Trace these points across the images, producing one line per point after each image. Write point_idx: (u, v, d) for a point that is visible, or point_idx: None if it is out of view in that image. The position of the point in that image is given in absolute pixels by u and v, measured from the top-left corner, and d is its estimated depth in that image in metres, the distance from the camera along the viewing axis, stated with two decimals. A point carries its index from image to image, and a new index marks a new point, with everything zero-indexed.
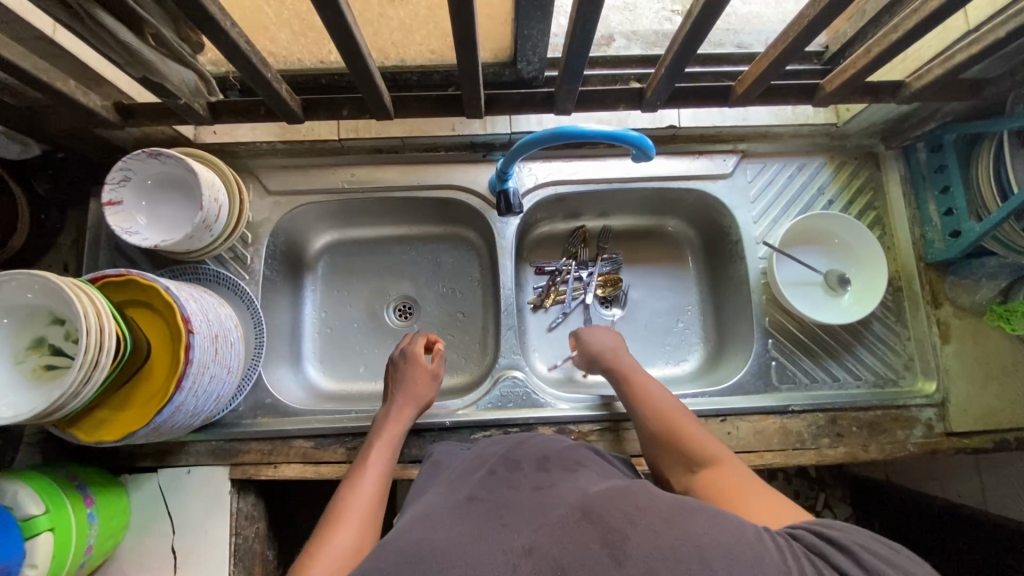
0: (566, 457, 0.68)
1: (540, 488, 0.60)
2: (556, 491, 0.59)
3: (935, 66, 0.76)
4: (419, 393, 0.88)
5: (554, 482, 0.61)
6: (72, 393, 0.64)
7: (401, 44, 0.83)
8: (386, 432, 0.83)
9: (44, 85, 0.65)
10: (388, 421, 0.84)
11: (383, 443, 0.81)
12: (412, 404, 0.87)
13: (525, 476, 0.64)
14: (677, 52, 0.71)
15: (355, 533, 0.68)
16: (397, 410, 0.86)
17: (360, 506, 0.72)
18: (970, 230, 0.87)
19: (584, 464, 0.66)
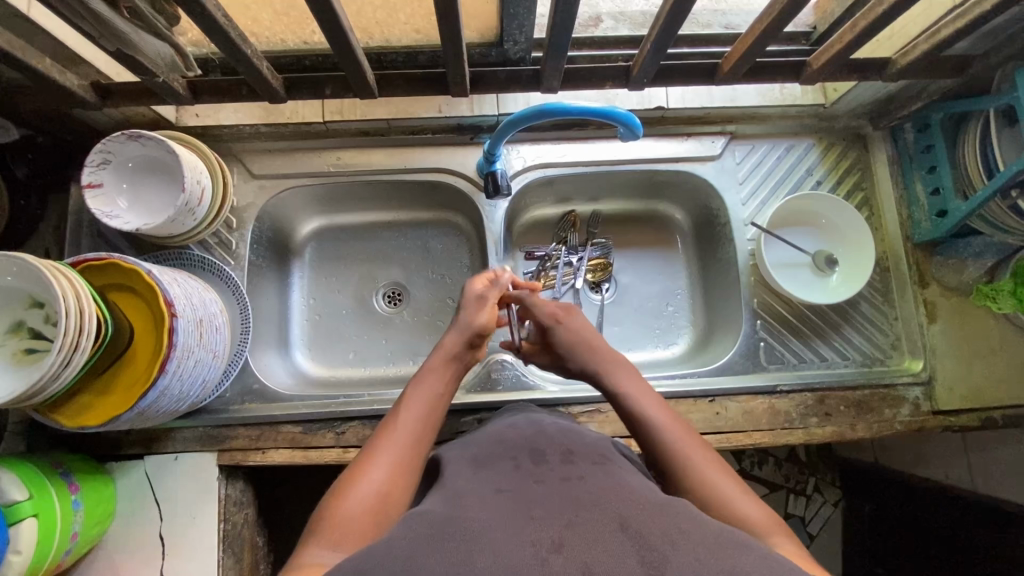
0: (554, 435, 0.68)
1: (528, 467, 0.60)
2: (543, 469, 0.59)
3: (922, 42, 0.76)
4: (473, 319, 0.80)
5: (541, 460, 0.61)
6: (52, 376, 0.63)
7: (385, 24, 0.82)
8: (436, 360, 0.75)
9: (18, 62, 0.63)
10: (440, 349, 0.76)
11: (432, 370, 0.73)
12: (466, 330, 0.78)
13: (513, 455, 0.63)
14: (662, 28, 0.70)
15: (397, 459, 0.61)
16: (449, 338, 0.77)
17: (404, 432, 0.65)
18: (957, 210, 0.87)
19: (571, 441, 0.66)
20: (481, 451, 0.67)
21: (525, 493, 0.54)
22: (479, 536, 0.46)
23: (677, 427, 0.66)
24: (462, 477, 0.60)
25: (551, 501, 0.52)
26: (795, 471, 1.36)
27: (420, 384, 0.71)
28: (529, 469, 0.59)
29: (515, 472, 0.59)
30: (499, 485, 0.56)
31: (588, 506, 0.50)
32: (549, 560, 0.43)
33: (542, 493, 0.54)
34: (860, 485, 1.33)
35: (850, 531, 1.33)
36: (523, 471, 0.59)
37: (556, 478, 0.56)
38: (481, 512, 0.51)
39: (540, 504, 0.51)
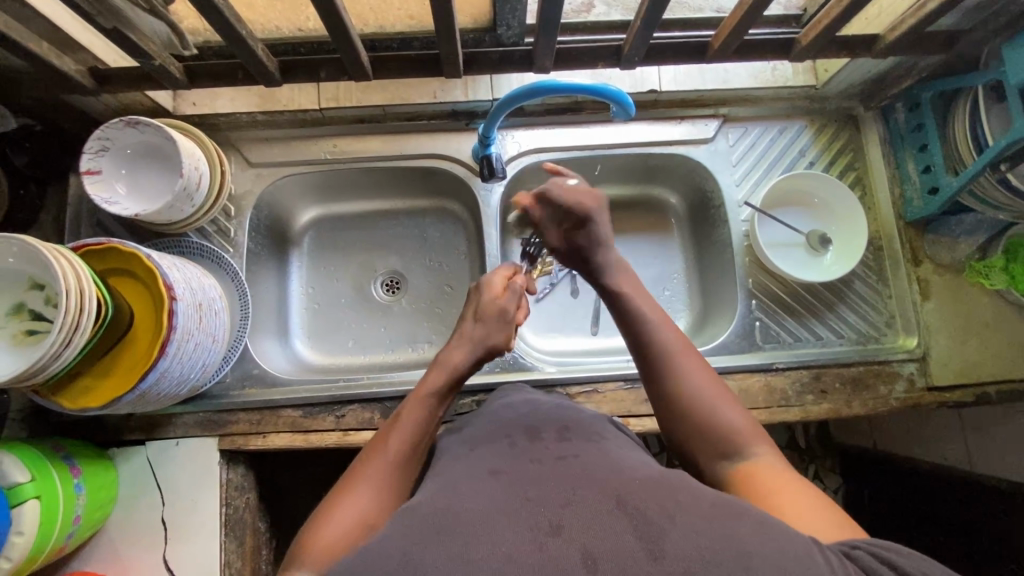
0: (551, 410, 0.68)
1: (524, 440, 0.60)
2: (538, 442, 0.59)
3: (909, 16, 0.77)
4: (486, 336, 0.75)
5: (536, 433, 0.62)
6: (53, 355, 0.64)
7: (379, 10, 0.83)
8: (434, 376, 0.69)
9: (16, 45, 0.64)
10: (439, 364, 0.70)
11: (428, 390, 0.67)
12: (472, 348, 0.73)
13: (509, 429, 0.64)
14: (652, 5, 0.71)
15: (384, 484, 0.58)
16: (451, 353, 0.72)
17: (393, 456, 0.61)
18: (948, 186, 0.88)
19: (568, 415, 0.67)
20: (478, 427, 0.68)
21: (521, 463, 0.54)
22: (475, 513, 0.46)
23: (676, 338, 0.66)
24: (462, 456, 0.60)
25: (546, 469, 0.52)
26: (796, 460, 1.38)
27: (415, 404, 0.66)
28: (525, 441, 0.60)
29: (511, 445, 0.60)
30: (496, 457, 0.57)
31: (583, 472, 0.51)
32: (547, 543, 0.42)
33: (537, 462, 0.54)
34: (859, 470, 1.34)
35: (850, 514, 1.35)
36: (519, 445, 0.59)
37: (552, 448, 0.57)
38: (478, 484, 0.51)
39: (536, 472, 0.52)
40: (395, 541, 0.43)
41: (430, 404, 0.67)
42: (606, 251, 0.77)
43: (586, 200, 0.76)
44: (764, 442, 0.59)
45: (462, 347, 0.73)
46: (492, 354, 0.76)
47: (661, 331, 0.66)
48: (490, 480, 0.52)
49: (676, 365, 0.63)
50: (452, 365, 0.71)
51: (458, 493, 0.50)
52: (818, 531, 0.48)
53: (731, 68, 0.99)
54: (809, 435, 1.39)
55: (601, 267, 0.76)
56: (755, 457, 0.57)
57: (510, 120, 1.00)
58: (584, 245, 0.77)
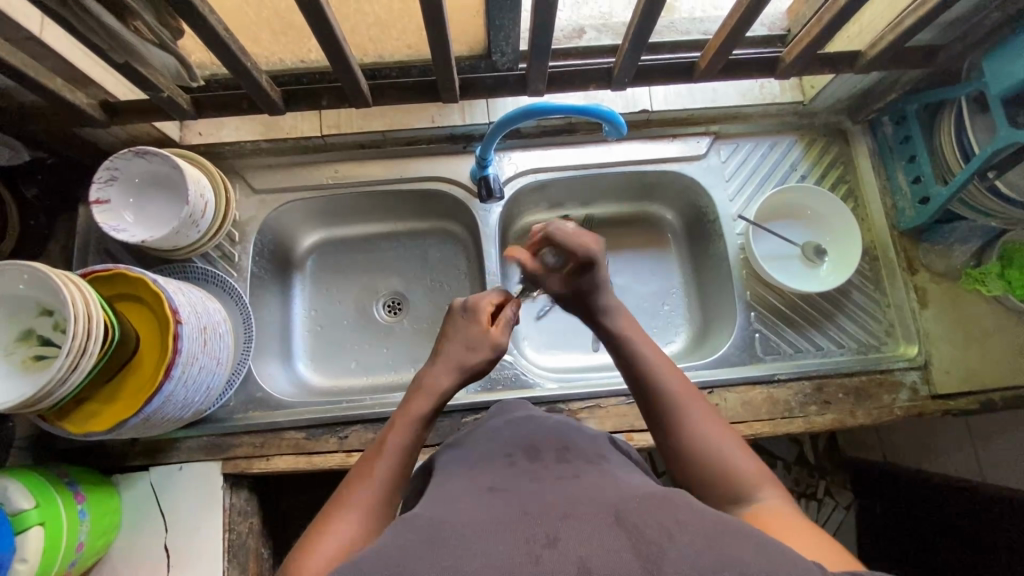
0: (548, 430, 0.68)
1: (520, 460, 0.60)
2: (535, 462, 0.60)
3: (887, 33, 0.80)
4: (471, 363, 0.72)
5: (536, 453, 0.62)
6: (60, 379, 0.65)
7: (378, 40, 0.85)
8: (419, 401, 0.68)
9: (32, 82, 0.67)
10: (425, 389, 0.69)
11: (413, 414, 0.67)
12: (454, 370, 0.71)
13: (507, 449, 0.64)
14: (637, 28, 0.74)
15: (370, 510, 0.58)
16: (435, 375, 0.71)
17: (378, 483, 0.60)
18: (938, 195, 0.89)
19: (565, 434, 0.67)
20: (473, 450, 0.66)
21: (516, 481, 0.55)
22: (469, 526, 0.46)
23: (681, 385, 0.66)
24: (458, 474, 0.60)
25: (540, 489, 0.52)
26: (805, 475, 1.38)
27: (400, 427, 0.66)
28: (521, 461, 0.60)
29: (508, 465, 0.60)
30: (495, 477, 0.57)
31: (578, 493, 0.51)
32: (542, 555, 0.42)
33: (532, 482, 0.55)
34: (872, 486, 1.32)
35: (866, 533, 1.33)
36: (516, 464, 0.59)
37: (552, 470, 0.57)
38: (474, 499, 0.52)
39: (530, 490, 0.52)
40: (393, 551, 0.43)
41: (416, 429, 0.66)
42: (607, 293, 0.77)
43: (586, 242, 0.76)
44: (774, 487, 0.58)
45: (446, 370, 0.72)
46: (474, 376, 0.73)
47: (662, 376, 0.67)
48: (485, 498, 0.52)
49: (680, 413, 0.64)
50: (435, 389, 0.70)
51: (454, 510, 0.50)
52: (820, 557, 0.46)
53: (720, 87, 1.03)
54: (818, 449, 1.40)
55: (604, 309, 0.76)
56: (764, 501, 0.56)
57: (506, 142, 1.03)
58: (587, 286, 0.77)
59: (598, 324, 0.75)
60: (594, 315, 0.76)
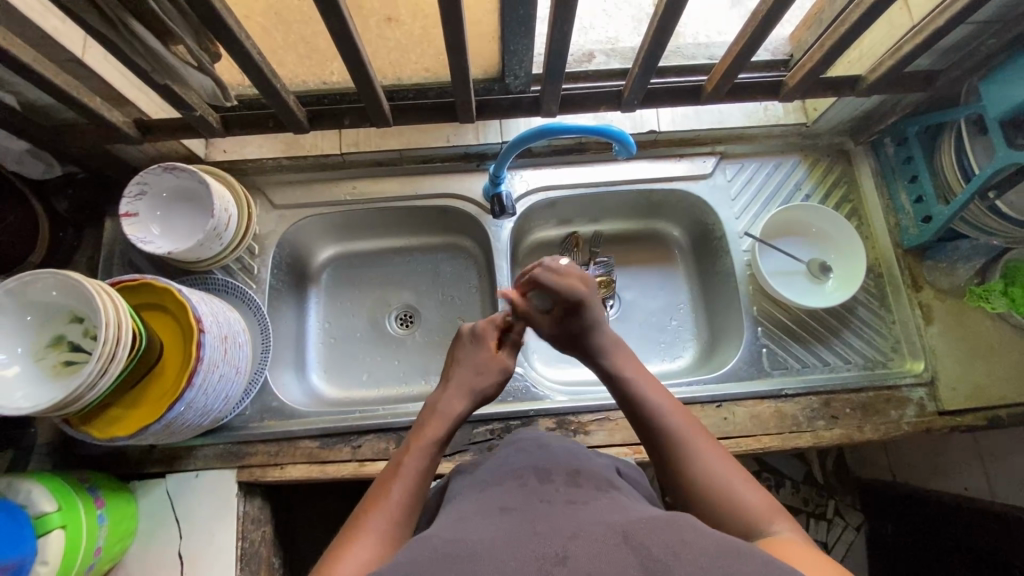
0: (558, 454, 0.69)
1: (531, 480, 0.62)
2: (546, 484, 0.60)
3: (887, 59, 0.83)
4: (482, 387, 0.78)
5: (547, 476, 0.63)
6: (89, 384, 0.67)
7: (398, 64, 0.90)
8: (434, 425, 0.71)
9: (75, 101, 0.71)
10: (440, 414, 0.73)
11: (428, 438, 0.69)
12: (464, 395, 0.76)
13: (517, 471, 0.65)
14: (647, 52, 0.78)
15: (387, 532, 0.59)
16: (449, 401, 0.74)
17: (395, 505, 0.62)
18: (940, 214, 0.92)
19: (575, 460, 0.68)
20: (487, 472, 0.67)
21: (528, 503, 0.56)
22: (485, 543, 0.47)
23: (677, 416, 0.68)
24: (471, 496, 0.62)
25: (550, 511, 0.54)
26: (814, 495, 1.38)
27: (416, 451, 0.68)
28: (533, 483, 0.61)
29: (520, 486, 0.61)
30: (504, 495, 0.59)
31: (586, 516, 0.52)
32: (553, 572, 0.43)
33: (544, 504, 0.56)
34: (881, 505, 1.32)
35: (877, 554, 1.32)
36: (527, 486, 0.60)
37: (561, 491, 0.58)
38: (487, 520, 0.53)
39: (541, 512, 0.53)
40: None
41: (431, 452, 0.69)
42: (600, 331, 0.80)
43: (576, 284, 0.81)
44: (785, 520, 0.58)
45: (459, 396, 0.76)
46: (483, 400, 0.79)
47: (666, 411, 0.69)
48: (497, 518, 0.53)
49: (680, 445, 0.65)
50: (449, 413, 0.74)
51: (465, 530, 0.51)
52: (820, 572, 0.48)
53: (727, 109, 1.05)
54: (826, 469, 1.41)
55: (601, 348, 0.79)
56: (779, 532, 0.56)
57: (519, 161, 1.06)
58: (576, 328, 0.80)
59: (597, 364, 0.78)
60: (592, 356, 0.79)
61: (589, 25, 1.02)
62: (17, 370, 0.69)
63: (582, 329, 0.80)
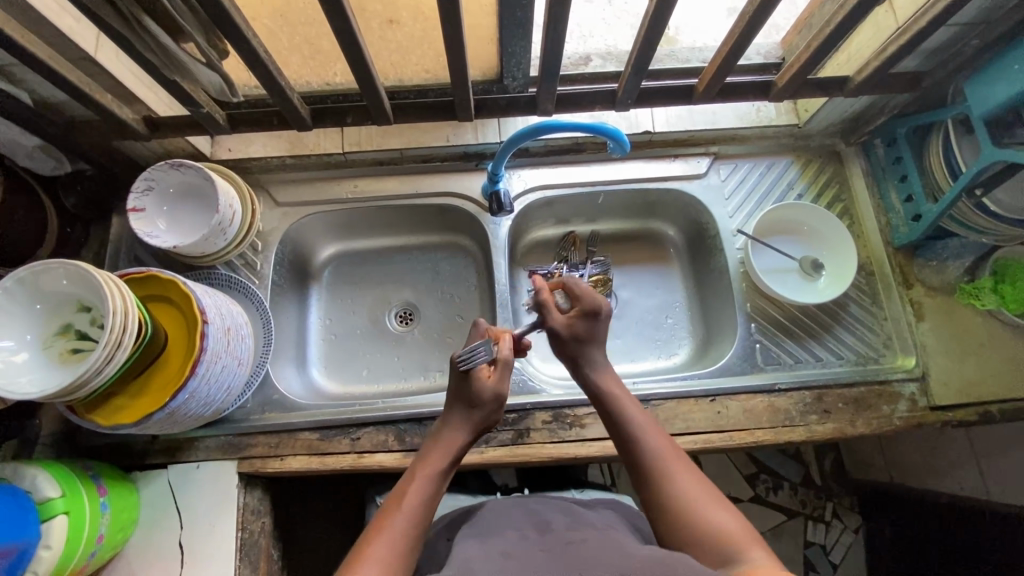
0: (550, 505, 0.73)
1: (531, 533, 0.65)
2: (545, 534, 0.64)
3: (873, 60, 0.85)
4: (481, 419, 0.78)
5: (545, 528, 0.66)
6: (95, 370, 0.68)
7: (399, 65, 0.93)
8: (436, 457, 0.74)
9: (86, 96, 0.73)
10: (441, 446, 0.75)
11: (430, 470, 0.72)
12: (465, 428, 0.77)
13: (515, 523, 0.68)
14: (639, 52, 0.81)
15: (388, 564, 0.62)
16: (450, 431, 0.77)
17: (396, 537, 0.65)
18: (929, 212, 0.93)
19: (570, 512, 0.71)
20: (484, 520, 0.70)
21: (526, 551, 0.60)
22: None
23: (662, 443, 0.72)
24: (467, 542, 0.64)
25: (550, 557, 0.57)
26: (812, 497, 1.39)
27: (418, 482, 0.71)
28: (533, 534, 0.64)
29: (520, 537, 0.64)
30: (502, 545, 0.62)
31: (582, 559, 0.56)
32: None
33: (542, 553, 0.59)
34: (878, 506, 1.33)
35: (875, 555, 1.34)
36: (526, 538, 0.63)
37: (561, 537, 0.62)
38: (490, 566, 0.57)
39: (539, 559, 0.57)
40: None
41: (432, 483, 0.71)
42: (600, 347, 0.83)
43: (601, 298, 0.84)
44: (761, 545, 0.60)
45: (459, 428, 0.78)
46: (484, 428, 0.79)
47: (649, 437, 0.72)
48: (499, 563, 0.57)
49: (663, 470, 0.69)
50: (451, 444, 0.76)
51: (466, 569, 0.56)
52: None
53: (719, 110, 1.08)
54: (824, 471, 1.42)
55: (595, 362, 0.82)
56: (753, 559, 0.58)
57: (516, 160, 1.09)
58: (588, 335, 0.82)
59: (584, 376, 0.81)
60: (583, 366, 0.81)
61: (589, 33, 1.05)
62: (25, 356, 0.70)
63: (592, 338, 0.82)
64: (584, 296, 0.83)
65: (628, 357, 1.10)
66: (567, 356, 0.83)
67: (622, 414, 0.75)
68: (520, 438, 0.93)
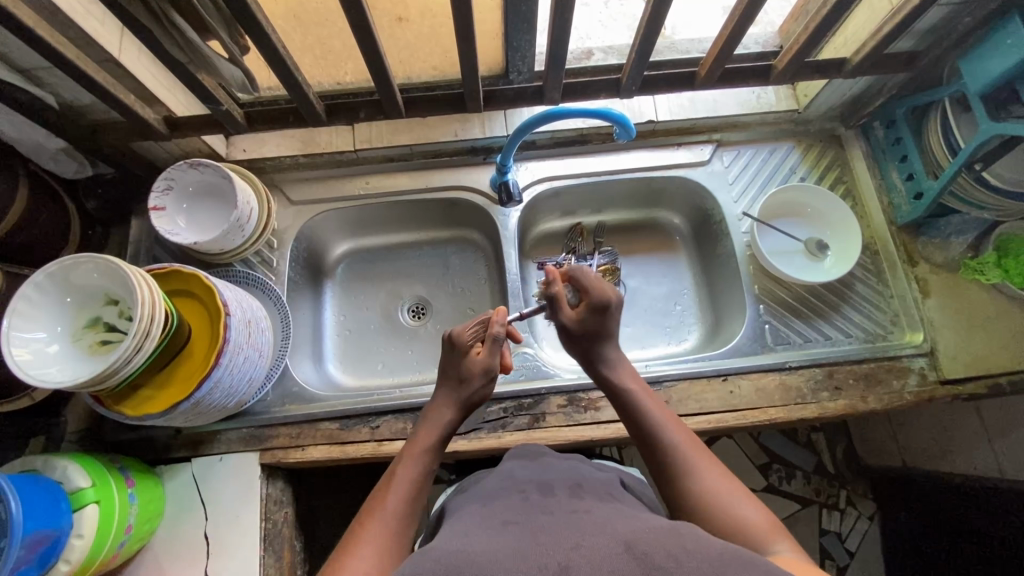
0: (562, 471, 0.75)
1: (534, 496, 0.66)
2: (549, 498, 0.65)
3: (869, 41, 0.88)
4: (467, 395, 0.80)
5: (552, 492, 0.67)
6: (125, 359, 0.70)
7: (408, 62, 0.96)
8: (424, 435, 0.75)
9: (111, 97, 0.76)
10: (431, 422, 0.77)
11: (418, 449, 0.73)
12: (453, 404, 0.79)
13: (521, 487, 0.69)
14: (642, 41, 0.83)
15: (383, 539, 0.62)
16: (439, 409, 0.78)
17: (391, 514, 0.65)
18: (930, 188, 0.95)
19: (582, 478, 0.73)
20: (489, 485, 0.72)
21: (530, 515, 0.60)
22: (491, 552, 0.51)
23: (680, 433, 0.72)
24: (476, 509, 0.65)
25: (554, 522, 0.58)
26: (826, 485, 1.40)
27: (409, 461, 0.72)
28: (535, 497, 0.65)
29: (522, 500, 0.65)
30: (507, 510, 0.62)
31: (589, 525, 0.56)
32: None
33: (546, 515, 0.60)
34: (892, 492, 1.34)
35: (890, 542, 1.34)
36: (528, 499, 0.65)
37: (562, 503, 0.63)
38: (500, 530, 0.57)
39: (543, 523, 0.57)
40: None
41: (423, 461, 0.72)
42: (613, 345, 0.84)
43: (608, 292, 0.85)
44: (781, 533, 0.60)
45: (444, 403, 0.79)
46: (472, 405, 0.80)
47: (668, 431, 0.72)
48: (501, 530, 0.57)
49: (683, 460, 0.68)
50: (440, 421, 0.77)
51: (471, 540, 0.55)
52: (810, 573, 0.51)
53: (719, 98, 1.11)
54: (837, 458, 1.42)
55: (608, 358, 0.83)
56: (779, 552, 0.57)
57: (523, 153, 1.11)
58: (599, 328, 0.84)
59: (597, 369, 0.83)
60: (596, 362, 0.83)
61: (586, 33, 1.10)
62: (55, 348, 0.72)
63: (605, 335, 0.84)
64: (592, 289, 0.85)
65: (640, 343, 1.11)
66: (581, 353, 0.85)
67: (641, 413, 0.75)
68: (536, 423, 0.94)
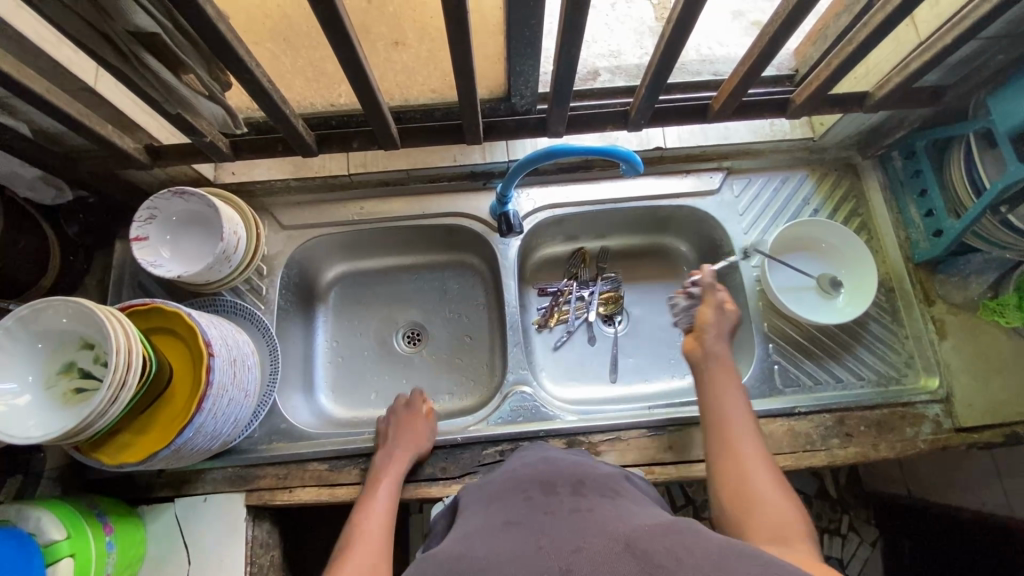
0: (564, 464, 0.67)
1: (536, 493, 0.59)
2: (551, 495, 0.59)
3: (894, 76, 0.83)
4: (418, 446, 0.89)
5: (552, 487, 0.60)
6: (99, 412, 0.66)
7: (405, 85, 0.91)
8: (382, 490, 0.83)
9: (87, 129, 0.71)
10: (388, 472, 0.85)
11: (382, 490, 0.83)
12: (410, 453, 0.87)
13: (523, 483, 0.63)
14: (654, 73, 0.78)
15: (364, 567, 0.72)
16: (393, 459, 0.86)
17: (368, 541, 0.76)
18: (951, 228, 0.91)
19: (583, 470, 0.66)
20: (494, 483, 0.67)
21: (530, 514, 0.55)
22: (491, 557, 0.47)
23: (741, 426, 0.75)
24: (475, 511, 0.61)
25: (554, 522, 0.52)
26: (827, 511, 1.36)
27: (377, 491, 0.84)
28: (537, 495, 0.59)
29: (525, 499, 0.59)
30: (507, 510, 0.57)
31: (591, 525, 0.51)
32: None
33: (548, 515, 0.54)
34: (896, 521, 1.30)
35: None
36: (532, 499, 0.58)
37: (565, 502, 0.57)
38: (494, 535, 0.52)
39: (544, 523, 0.52)
40: None
41: (390, 488, 0.84)
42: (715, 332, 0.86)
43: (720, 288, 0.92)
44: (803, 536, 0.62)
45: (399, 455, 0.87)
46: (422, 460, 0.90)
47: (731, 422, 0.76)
48: (501, 532, 0.52)
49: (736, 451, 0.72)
50: (397, 470, 0.86)
51: (470, 545, 0.51)
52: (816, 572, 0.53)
53: (731, 125, 1.06)
54: (840, 483, 1.38)
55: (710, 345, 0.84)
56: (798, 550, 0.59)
57: (525, 178, 1.07)
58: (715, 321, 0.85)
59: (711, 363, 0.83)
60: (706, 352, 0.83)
61: (593, 39, 1.05)
62: (27, 399, 0.68)
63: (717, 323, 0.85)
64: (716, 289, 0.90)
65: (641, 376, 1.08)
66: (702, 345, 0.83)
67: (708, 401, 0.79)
68: None
